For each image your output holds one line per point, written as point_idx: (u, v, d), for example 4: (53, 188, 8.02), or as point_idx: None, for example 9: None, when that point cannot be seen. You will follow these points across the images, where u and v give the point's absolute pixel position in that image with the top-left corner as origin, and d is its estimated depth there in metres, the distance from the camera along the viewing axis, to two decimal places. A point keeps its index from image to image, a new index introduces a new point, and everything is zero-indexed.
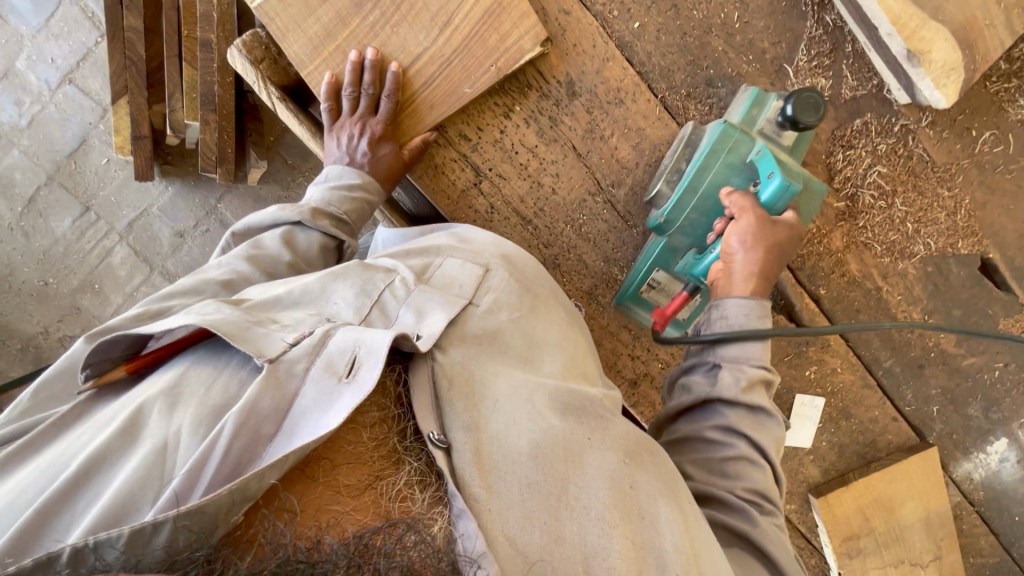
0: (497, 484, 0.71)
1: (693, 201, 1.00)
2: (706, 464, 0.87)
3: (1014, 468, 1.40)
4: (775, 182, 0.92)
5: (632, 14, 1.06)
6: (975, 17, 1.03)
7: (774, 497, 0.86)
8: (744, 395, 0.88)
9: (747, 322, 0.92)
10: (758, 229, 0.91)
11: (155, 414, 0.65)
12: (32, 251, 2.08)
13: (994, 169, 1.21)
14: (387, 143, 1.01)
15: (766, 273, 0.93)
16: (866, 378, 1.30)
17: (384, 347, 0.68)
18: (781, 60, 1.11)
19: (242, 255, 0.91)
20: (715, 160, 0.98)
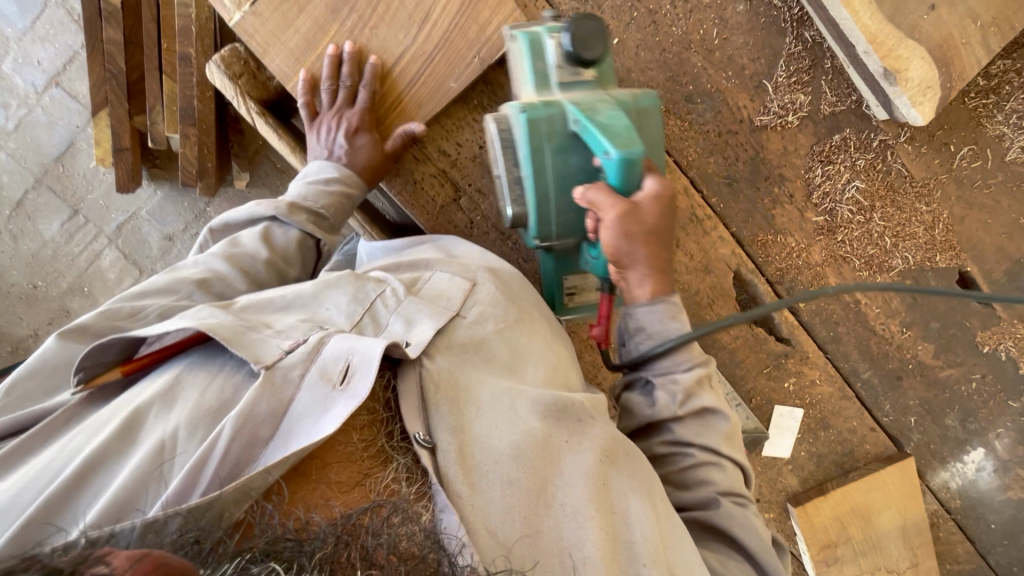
0: (480, 482, 0.70)
1: (552, 207, 0.86)
2: (669, 478, 0.86)
3: (990, 477, 1.41)
4: (614, 160, 0.77)
5: (612, 30, 1.07)
6: (952, 35, 1.04)
7: (743, 489, 0.85)
8: (684, 409, 0.84)
9: (664, 329, 0.86)
10: (623, 229, 0.79)
11: (156, 415, 0.65)
12: (20, 254, 2.08)
13: (972, 184, 1.22)
14: (364, 133, 0.98)
15: (654, 255, 0.84)
16: (844, 390, 1.31)
17: (377, 356, 0.69)
18: (760, 76, 1.12)
19: (219, 254, 0.90)
20: (544, 155, 0.84)
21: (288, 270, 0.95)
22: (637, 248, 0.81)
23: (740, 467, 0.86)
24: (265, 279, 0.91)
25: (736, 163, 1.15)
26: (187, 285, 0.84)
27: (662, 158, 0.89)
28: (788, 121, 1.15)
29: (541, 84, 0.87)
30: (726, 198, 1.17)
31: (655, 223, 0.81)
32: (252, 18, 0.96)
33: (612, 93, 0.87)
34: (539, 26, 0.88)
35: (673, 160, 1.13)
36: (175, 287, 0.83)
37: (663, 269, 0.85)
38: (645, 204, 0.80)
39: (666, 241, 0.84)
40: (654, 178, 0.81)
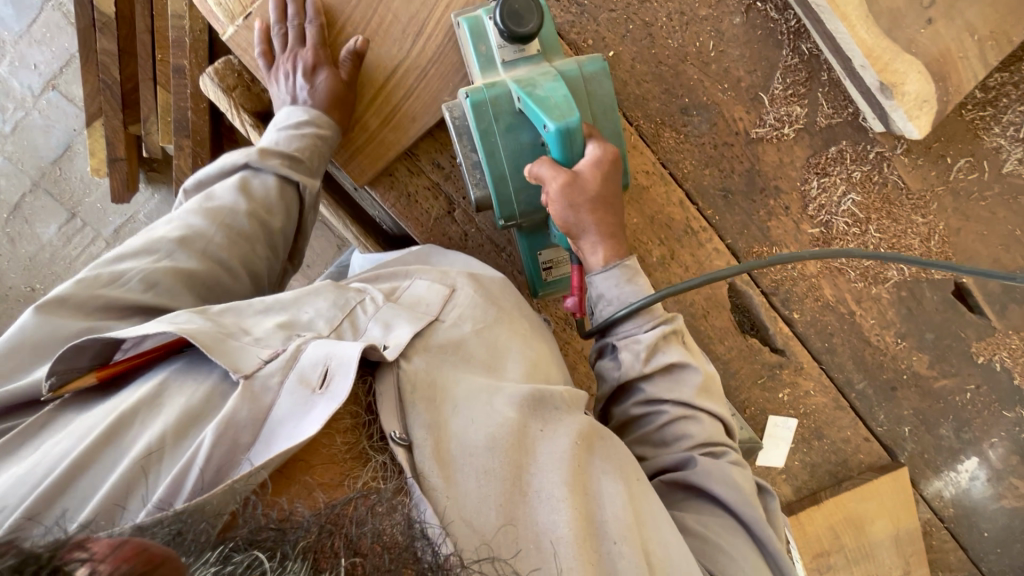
0: (457, 474, 0.71)
1: (510, 186, 0.93)
2: (648, 437, 0.89)
3: (984, 486, 1.42)
4: (552, 133, 0.83)
5: (607, 43, 1.07)
6: (949, 48, 1.03)
7: (723, 440, 0.87)
8: (650, 366, 0.88)
9: (622, 292, 0.90)
10: (568, 199, 0.86)
11: (139, 424, 0.64)
12: (18, 257, 2.08)
13: (969, 196, 1.22)
14: (324, 69, 0.94)
15: (606, 222, 0.90)
16: (839, 400, 1.31)
17: (355, 359, 0.68)
18: (756, 88, 1.11)
19: (196, 210, 0.89)
20: (495, 137, 0.90)
21: (271, 220, 0.93)
22: (584, 216, 0.87)
23: (719, 420, 0.89)
24: (247, 230, 0.90)
25: (731, 175, 1.15)
26: (167, 244, 0.83)
27: (612, 120, 0.94)
28: (784, 133, 1.14)
29: (488, 66, 0.92)
30: (722, 210, 1.16)
31: (598, 189, 0.87)
32: (245, 31, 0.96)
33: (555, 65, 0.91)
34: (480, 10, 0.91)
35: (667, 171, 1.13)
36: (155, 246, 0.83)
37: (614, 233, 0.91)
38: (586, 172, 0.87)
39: (613, 203, 0.90)
40: (594, 145, 0.87)
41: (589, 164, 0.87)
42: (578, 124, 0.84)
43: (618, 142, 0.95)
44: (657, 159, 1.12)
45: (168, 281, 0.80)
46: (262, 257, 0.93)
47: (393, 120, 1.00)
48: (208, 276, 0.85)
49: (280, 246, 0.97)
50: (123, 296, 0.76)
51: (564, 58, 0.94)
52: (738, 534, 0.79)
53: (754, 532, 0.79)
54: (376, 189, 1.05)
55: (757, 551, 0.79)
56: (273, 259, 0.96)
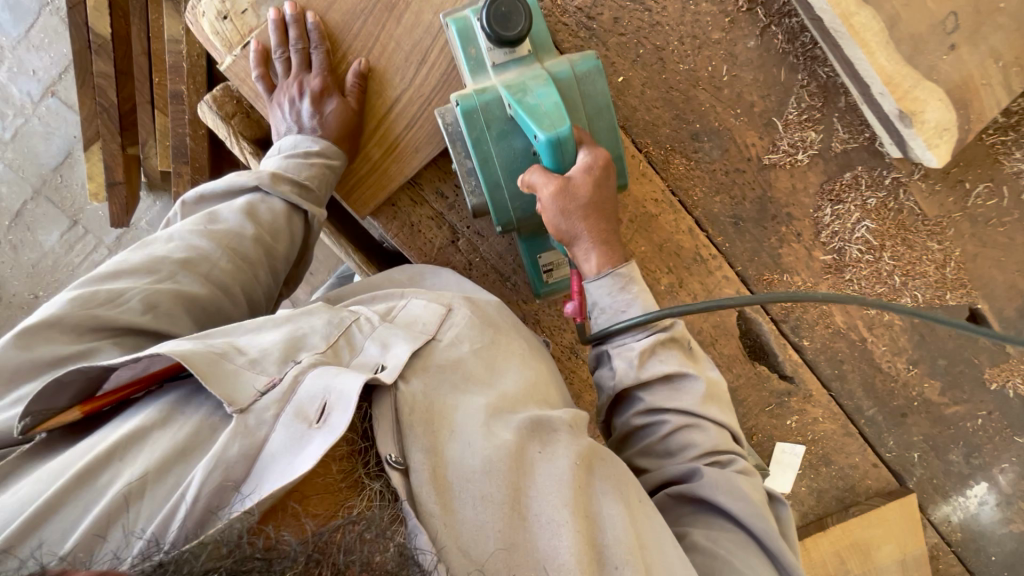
0: (454, 501, 0.66)
1: (506, 194, 0.88)
2: (649, 450, 0.83)
3: (993, 511, 1.39)
4: (542, 143, 0.79)
5: (617, 67, 1.05)
6: (972, 75, 0.99)
7: (731, 448, 0.80)
8: (646, 374, 0.82)
9: (615, 300, 0.84)
10: (560, 209, 0.82)
11: (128, 459, 0.59)
12: (20, 265, 2.03)
13: (986, 222, 1.18)
14: (332, 97, 0.91)
15: (603, 229, 0.84)
16: (848, 426, 1.29)
17: (356, 390, 0.63)
18: (769, 113, 1.08)
19: (198, 230, 0.80)
20: (487, 145, 0.86)
21: (276, 247, 0.86)
22: (578, 224, 0.83)
23: (727, 428, 0.82)
24: (252, 255, 0.83)
25: (742, 202, 1.12)
26: (168, 264, 0.75)
27: (608, 119, 0.89)
28: (798, 159, 1.11)
29: (477, 69, 0.87)
30: (732, 237, 1.13)
31: (592, 195, 0.82)
32: (243, 60, 0.92)
33: (547, 65, 0.86)
34: (469, 10, 0.87)
35: (677, 199, 1.10)
36: (156, 265, 0.75)
37: (612, 241, 0.84)
38: (579, 178, 0.81)
39: (609, 210, 0.84)
40: (587, 150, 0.82)
41: (583, 170, 0.82)
42: (568, 131, 0.79)
43: (615, 142, 0.89)
44: (666, 187, 1.09)
45: (169, 304, 0.73)
46: (265, 285, 0.85)
47: (396, 151, 0.98)
48: (209, 302, 0.77)
49: (281, 273, 0.89)
50: (117, 319, 0.69)
51: (557, 58, 0.89)
52: (748, 551, 0.72)
53: (767, 546, 0.72)
54: (378, 218, 1.02)
55: (770, 566, 0.72)
56: (274, 285, 0.88)
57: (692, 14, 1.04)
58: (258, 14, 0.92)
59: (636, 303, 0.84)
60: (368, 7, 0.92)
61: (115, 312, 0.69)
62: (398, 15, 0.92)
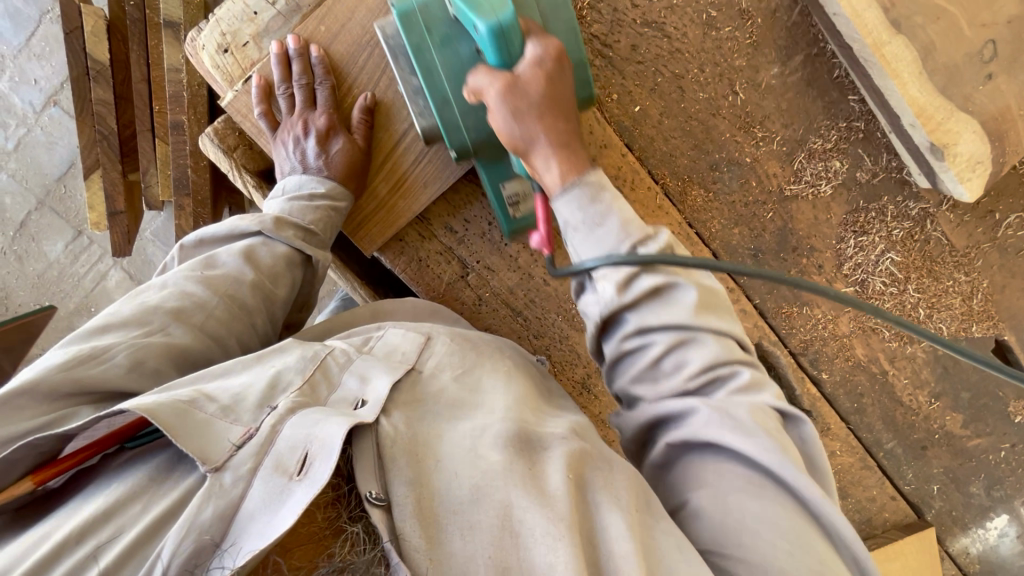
0: (442, 534, 0.58)
1: (456, 112, 0.79)
2: (642, 377, 0.70)
3: (1013, 543, 1.33)
4: (484, 35, 0.69)
5: (633, 96, 1.01)
6: (1008, 107, 0.94)
7: (735, 360, 0.68)
8: (631, 292, 0.67)
9: (588, 212, 0.69)
10: (510, 106, 0.71)
11: (98, 533, 0.55)
12: (26, 275, 2.02)
13: (1018, 253, 1.12)
14: (338, 135, 0.88)
15: (560, 129, 0.72)
16: (866, 460, 1.26)
17: (341, 436, 0.57)
18: (793, 142, 1.04)
19: (194, 277, 0.78)
20: (430, 54, 0.76)
21: (276, 291, 0.83)
22: (532, 123, 0.72)
23: (730, 335, 0.69)
24: (250, 303, 0.80)
25: (762, 234, 1.08)
26: (160, 316, 0.72)
27: (563, 17, 0.79)
28: (821, 190, 1.06)
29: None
30: (751, 269, 1.10)
31: (545, 91, 0.72)
32: (245, 96, 0.89)
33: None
34: None
35: (694, 231, 1.06)
36: (148, 317, 0.72)
37: (572, 144, 0.73)
38: (529, 74, 0.71)
39: (565, 109, 0.74)
40: (537, 41, 0.72)
41: (532, 65, 0.72)
42: (512, 18, 0.69)
43: (572, 43, 0.80)
44: (683, 220, 1.05)
45: (158, 360, 0.69)
46: (262, 333, 0.82)
47: (404, 188, 0.95)
48: (202, 355, 0.74)
49: (280, 319, 0.86)
50: (101, 379, 0.65)
51: None
52: (767, 498, 0.61)
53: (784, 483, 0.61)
54: (386, 253, 0.99)
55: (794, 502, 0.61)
56: (272, 331, 0.85)
57: (713, 40, 1.00)
58: (261, 47, 0.89)
59: (612, 213, 0.69)
60: (375, 39, 0.88)
61: (100, 370, 0.65)
62: None
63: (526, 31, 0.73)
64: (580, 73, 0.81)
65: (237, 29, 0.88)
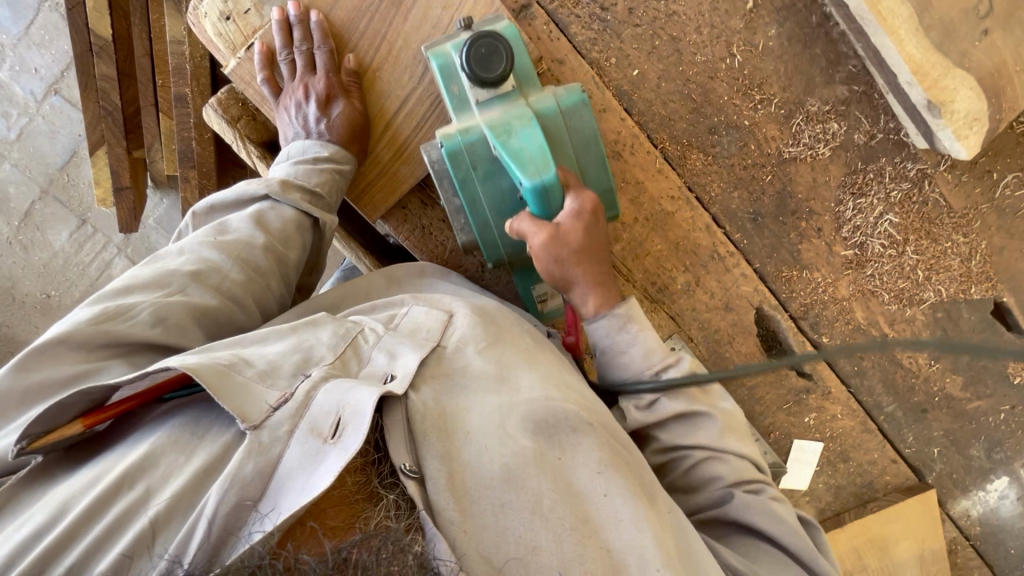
0: (473, 507, 0.60)
1: (495, 233, 0.84)
2: (676, 484, 0.79)
3: (1013, 505, 1.33)
4: (528, 189, 0.74)
5: (631, 60, 1.02)
6: (1005, 62, 0.96)
7: (756, 479, 0.77)
8: (660, 412, 0.77)
9: (615, 340, 0.78)
10: (552, 255, 0.76)
11: (144, 479, 0.56)
12: (32, 264, 2.03)
13: (1015, 214, 1.13)
14: (338, 100, 0.89)
15: (596, 277, 0.79)
16: (866, 423, 1.25)
17: (372, 404, 0.57)
18: (791, 105, 1.05)
19: (208, 242, 0.79)
20: (474, 186, 0.81)
21: (288, 255, 0.84)
22: (571, 269, 0.77)
23: (750, 458, 0.78)
24: (264, 265, 0.81)
25: (761, 198, 1.09)
26: (179, 278, 0.73)
27: (596, 152, 0.82)
28: (819, 152, 1.07)
29: (462, 107, 0.79)
30: (750, 233, 1.10)
31: (583, 240, 0.76)
32: (248, 63, 0.91)
33: (531, 103, 0.78)
34: (452, 44, 0.78)
35: (693, 196, 1.07)
36: (166, 279, 0.73)
37: (605, 281, 0.79)
38: (568, 225, 0.75)
39: (600, 251, 0.79)
40: (576, 193, 0.76)
41: (570, 216, 0.76)
42: (555, 177, 0.74)
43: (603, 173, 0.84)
44: (682, 183, 1.06)
45: (180, 316, 0.71)
46: (278, 295, 0.83)
47: (406, 153, 0.96)
48: (223, 313, 0.75)
49: (293, 282, 0.87)
50: (129, 333, 0.66)
51: (542, 90, 0.81)
52: (792, 572, 0.71)
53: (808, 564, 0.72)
54: (390, 222, 1.00)
55: None
56: (286, 295, 0.86)
57: (709, 2, 1.01)
58: (262, 14, 0.90)
59: (638, 341, 0.78)
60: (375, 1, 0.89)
61: (129, 326, 0.67)
62: (406, 11, 0.89)
63: (563, 181, 0.77)
64: (606, 198, 0.85)
65: None
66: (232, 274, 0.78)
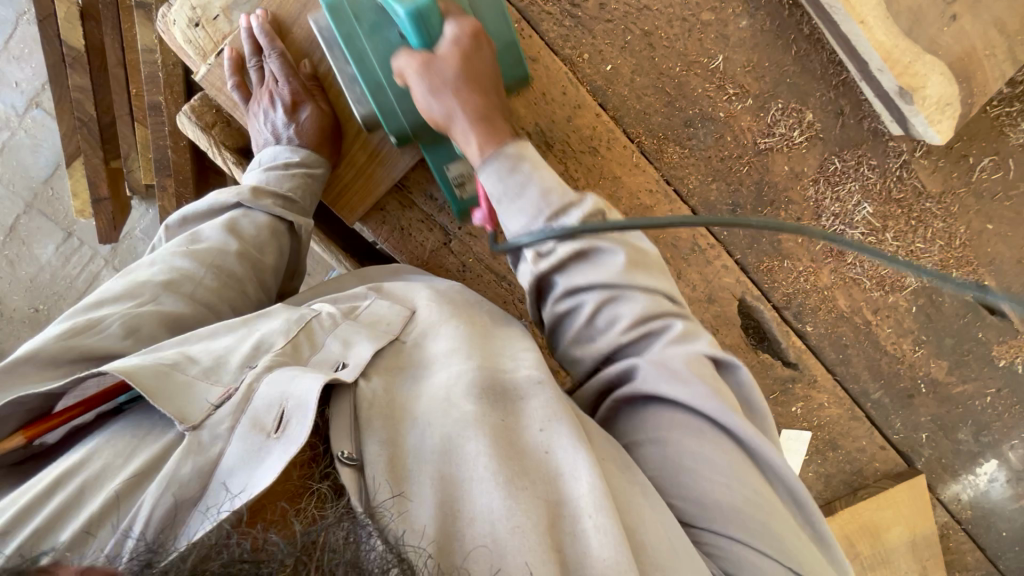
0: (410, 484, 0.57)
1: (391, 97, 0.83)
2: (582, 336, 0.75)
3: (1003, 488, 1.33)
4: (405, 18, 0.74)
5: (603, 56, 1.02)
6: (974, 47, 0.97)
7: (666, 312, 0.72)
8: (558, 252, 0.73)
9: (508, 184, 0.74)
10: (428, 87, 0.76)
11: (76, 479, 0.55)
12: (19, 280, 2.02)
13: (993, 197, 1.13)
14: (305, 104, 0.89)
15: (479, 114, 0.77)
16: (854, 411, 1.25)
17: (315, 393, 0.56)
18: (764, 95, 1.05)
19: (180, 252, 0.79)
20: (360, 41, 0.80)
21: (264, 260, 0.84)
22: (450, 101, 0.76)
23: (660, 291, 0.73)
24: (238, 271, 0.81)
25: (740, 188, 1.09)
26: (152, 287, 0.74)
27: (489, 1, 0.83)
28: (795, 140, 1.07)
29: None
30: (730, 225, 1.10)
31: (461, 68, 0.76)
32: (218, 69, 0.91)
33: None
34: None
35: (671, 189, 1.07)
36: (139, 290, 0.73)
37: (491, 117, 0.78)
38: (445, 52, 0.75)
39: (484, 88, 0.78)
40: (455, 21, 0.76)
41: (451, 45, 0.76)
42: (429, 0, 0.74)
43: (502, 26, 0.84)
44: (660, 176, 1.07)
45: (152, 326, 0.70)
46: (255, 300, 0.83)
47: (380, 154, 0.95)
48: (192, 321, 0.74)
49: (272, 287, 0.87)
50: (99, 347, 0.66)
51: None
52: (703, 434, 0.66)
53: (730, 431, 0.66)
54: (369, 224, 1.00)
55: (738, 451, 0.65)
56: (265, 299, 0.86)
57: None
58: (230, 20, 0.90)
59: (533, 181, 0.74)
60: None
61: (97, 339, 0.67)
62: None
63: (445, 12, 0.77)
64: (510, 53, 0.87)
65: (206, 3, 0.89)
66: (193, 275, 0.77)
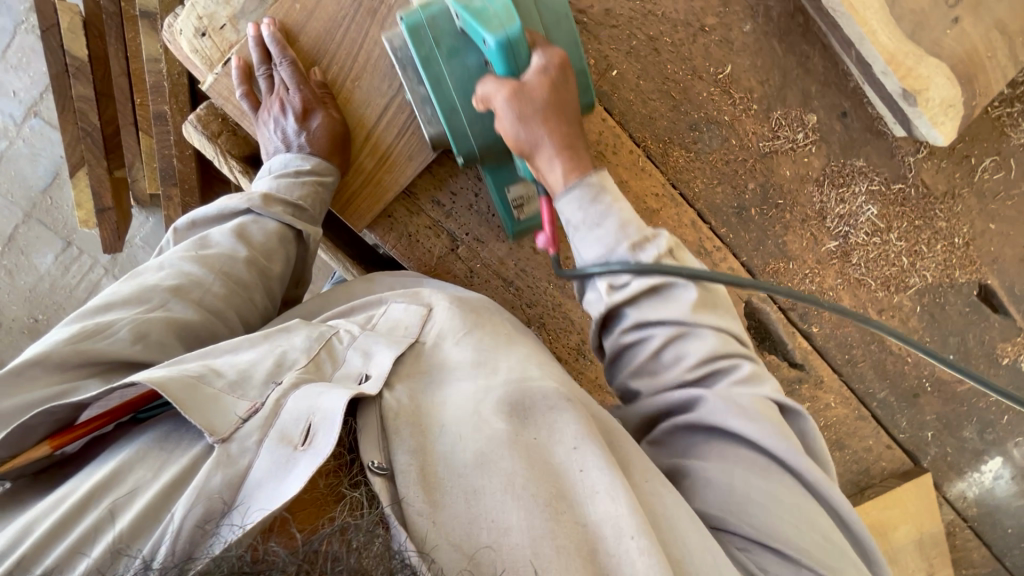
0: (445, 498, 0.58)
1: (464, 119, 0.81)
2: (645, 367, 0.74)
3: (1008, 485, 1.33)
4: (493, 48, 0.72)
5: (610, 61, 1.02)
6: (976, 48, 0.98)
7: (734, 352, 0.71)
8: (632, 286, 0.72)
9: (589, 213, 0.73)
10: (516, 113, 0.73)
11: (110, 494, 0.55)
12: (17, 290, 2.00)
13: (995, 197, 1.14)
14: (317, 112, 0.88)
15: (566, 145, 0.75)
16: (860, 410, 1.25)
17: (341, 408, 0.57)
18: (769, 99, 1.06)
19: (189, 256, 0.79)
20: (439, 65, 0.79)
21: (272, 268, 0.84)
22: (537, 128, 0.74)
23: (727, 332, 0.72)
24: (247, 279, 0.81)
25: (745, 191, 1.09)
26: (160, 293, 0.73)
27: (564, 28, 0.82)
28: (799, 142, 1.08)
29: None
30: (736, 227, 1.11)
31: (549, 97, 0.74)
32: (226, 78, 0.91)
33: None
34: None
35: (678, 192, 1.08)
36: (147, 295, 0.72)
37: (574, 146, 0.76)
38: (533, 81, 0.74)
39: (570, 117, 0.76)
40: (542, 51, 0.75)
41: (538, 73, 0.74)
42: (520, 32, 0.72)
43: (576, 55, 0.83)
44: (666, 180, 1.07)
45: (161, 332, 0.70)
46: (262, 308, 0.83)
47: (390, 161, 0.96)
48: (203, 328, 0.75)
49: (278, 295, 0.87)
50: (111, 352, 0.66)
51: None
52: (768, 473, 0.66)
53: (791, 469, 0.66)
54: (376, 231, 1.00)
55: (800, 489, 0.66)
56: (271, 307, 0.86)
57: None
58: (237, 29, 0.91)
59: (612, 214, 0.74)
60: (350, 14, 0.89)
61: (107, 344, 0.66)
62: (382, 21, 0.89)
63: (531, 43, 0.76)
64: (581, 81, 0.84)
65: (213, 12, 0.90)
66: (212, 284, 0.77)
